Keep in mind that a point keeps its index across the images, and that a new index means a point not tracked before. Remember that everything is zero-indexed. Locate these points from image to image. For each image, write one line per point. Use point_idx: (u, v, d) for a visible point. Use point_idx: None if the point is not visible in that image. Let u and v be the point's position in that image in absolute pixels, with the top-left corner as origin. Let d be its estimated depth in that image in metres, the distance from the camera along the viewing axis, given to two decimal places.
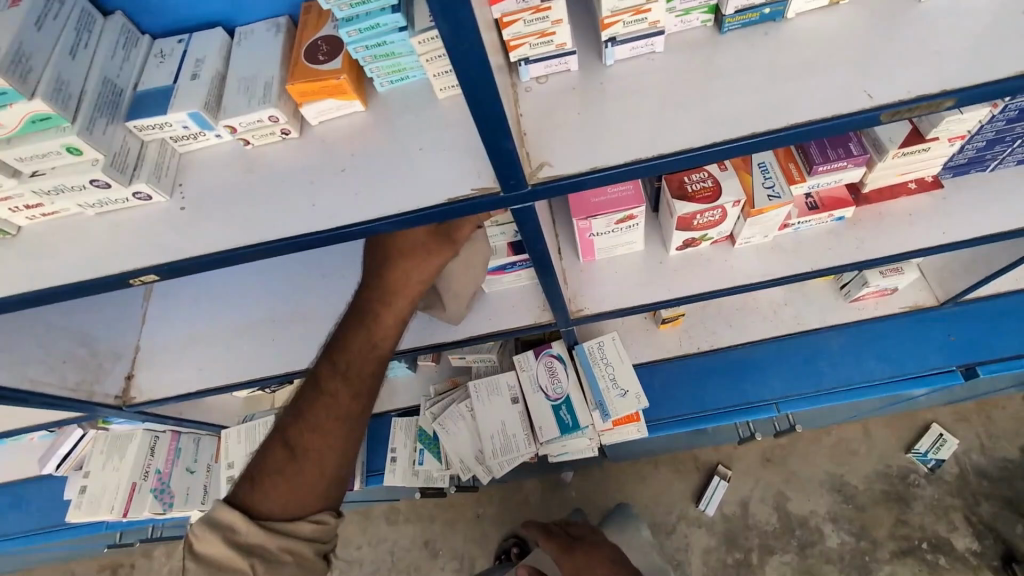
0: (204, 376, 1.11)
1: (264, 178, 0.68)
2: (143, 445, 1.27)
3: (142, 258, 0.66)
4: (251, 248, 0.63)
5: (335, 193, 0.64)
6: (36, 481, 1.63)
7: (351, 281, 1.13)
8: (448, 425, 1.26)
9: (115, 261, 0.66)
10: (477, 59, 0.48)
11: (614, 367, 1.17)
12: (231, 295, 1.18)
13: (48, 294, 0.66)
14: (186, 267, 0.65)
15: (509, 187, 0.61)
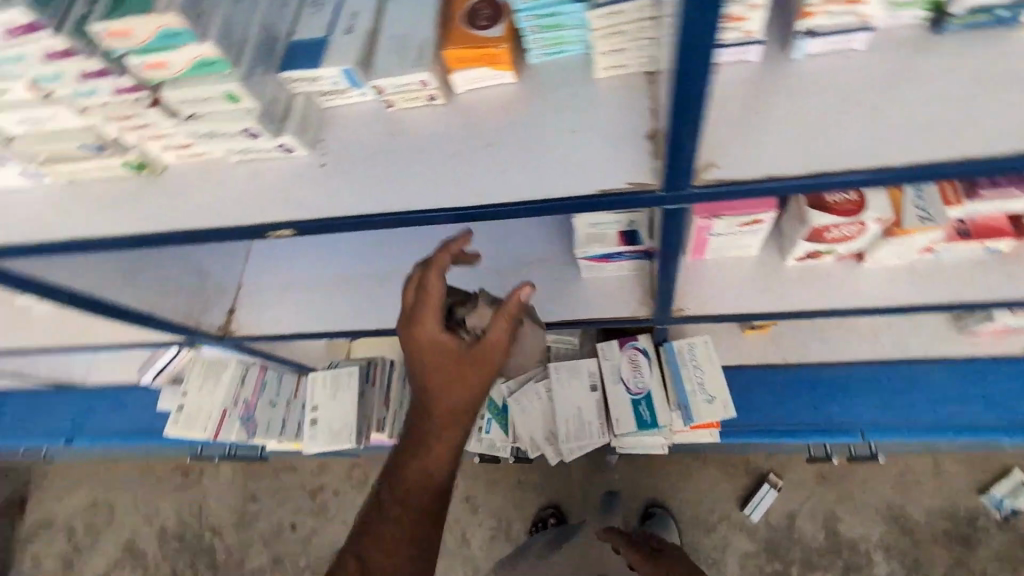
0: (305, 321, 1.15)
1: (408, 144, 0.65)
2: (238, 375, 1.33)
3: (274, 214, 0.66)
4: (386, 215, 0.62)
5: (485, 167, 0.61)
6: (134, 390, 1.83)
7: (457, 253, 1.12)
8: (523, 401, 1.25)
9: (252, 214, 0.67)
10: (700, 36, 0.41)
11: (703, 371, 1.14)
12: (334, 248, 1.20)
13: (181, 236, 0.68)
14: (323, 227, 0.65)
15: (671, 186, 0.56)
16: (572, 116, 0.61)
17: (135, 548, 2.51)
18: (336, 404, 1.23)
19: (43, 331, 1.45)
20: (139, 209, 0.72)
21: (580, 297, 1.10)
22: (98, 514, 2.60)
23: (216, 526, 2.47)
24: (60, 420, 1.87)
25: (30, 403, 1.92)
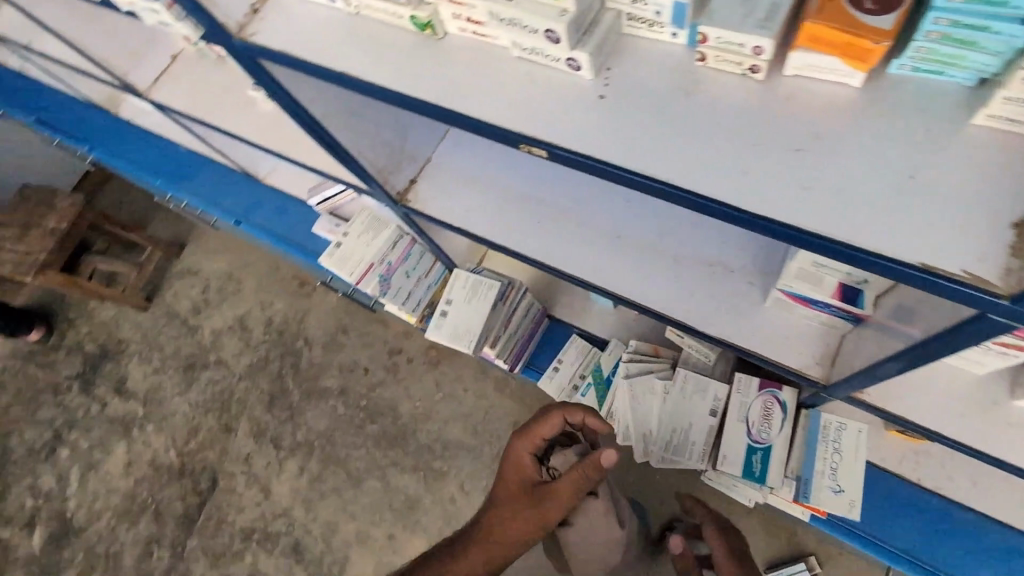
0: (471, 219, 1.38)
1: (647, 108, 0.90)
2: (393, 237, 1.46)
3: (541, 136, 0.92)
4: (679, 192, 0.86)
5: (692, 164, 0.87)
6: (299, 204, 2.07)
7: (622, 217, 1.36)
8: (636, 392, 1.51)
9: (527, 128, 0.93)
10: None
11: (840, 458, 1.40)
12: (514, 165, 1.41)
13: (462, 115, 0.95)
14: (597, 164, 0.89)
15: (953, 283, 0.74)
16: (764, 166, 0.84)
17: (246, 323, 3.43)
18: (469, 306, 1.37)
19: (256, 124, 1.65)
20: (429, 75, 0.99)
21: (724, 305, 1.27)
22: (228, 285, 3.56)
23: (309, 339, 3.27)
24: (236, 203, 2.13)
25: (220, 177, 2.20)
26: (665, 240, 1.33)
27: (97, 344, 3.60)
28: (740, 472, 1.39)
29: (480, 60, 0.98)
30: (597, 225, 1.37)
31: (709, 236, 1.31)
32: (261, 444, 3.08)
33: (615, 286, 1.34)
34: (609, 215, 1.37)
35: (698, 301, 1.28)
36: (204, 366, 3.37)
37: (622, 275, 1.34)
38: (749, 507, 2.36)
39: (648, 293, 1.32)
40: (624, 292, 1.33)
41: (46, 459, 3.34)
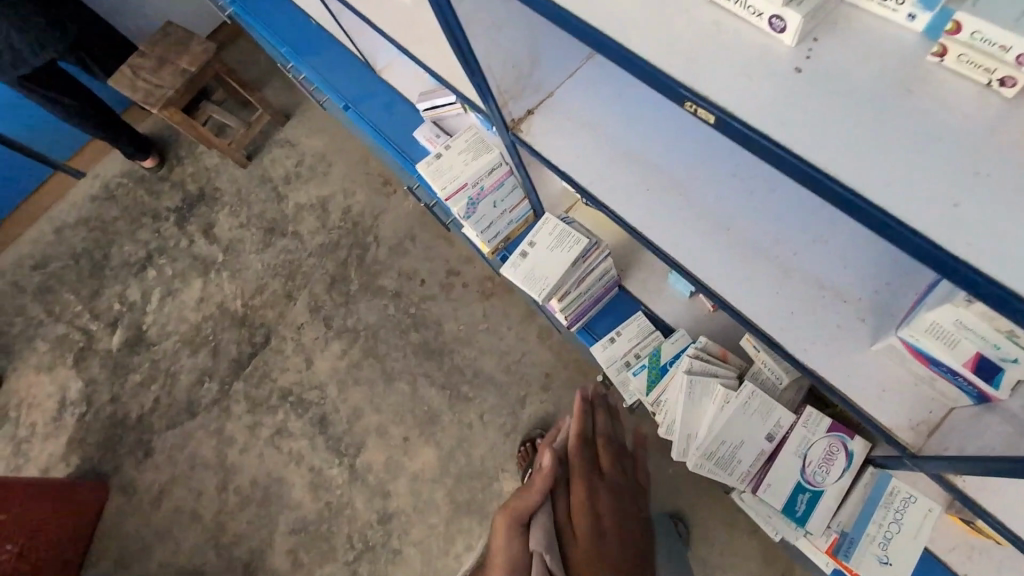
0: (578, 166, 1.31)
1: (829, 98, 0.87)
2: (493, 163, 1.40)
3: (708, 92, 0.90)
4: (867, 204, 0.80)
5: (862, 170, 0.82)
6: (406, 105, 2.03)
7: (739, 205, 1.25)
8: (695, 393, 1.44)
9: (698, 81, 0.91)
10: None
11: (897, 531, 1.41)
12: (638, 121, 1.32)
13: (636, 53, 0.94)
14: (766, 140, 0.86)
15: None
16: (942, 192, 0.79)
17: (327, 205, 3.56)
18: (552, 254, 1.33)
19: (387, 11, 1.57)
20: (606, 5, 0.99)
21: (821, 334, 1.17)
22: (320, 165, 3.69)
23: (380, 237, 3.37)
24: (349, 88, 2.12)
25: (342, 59, 2.20)
26: (777, 242, 1.22)
27: (197, 186, 3.89)
28: (782, 507, 1.46)
29: (671, 4, 0.97)
30: (708, 207, 1.26)
31: (826, 253, 1.19)
32: (314, 318, 3.28)
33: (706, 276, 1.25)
34: (723, 198, 1.26)
35: (793, 322, 1.19)
36: (282, 234, 3.57)
37: (721, 268, 1.24)
38: (753, 528, 2.31)
39: (739, 294, 1.23)
40: (715, 286, 1.24)
41: (137, 274, 3.73)
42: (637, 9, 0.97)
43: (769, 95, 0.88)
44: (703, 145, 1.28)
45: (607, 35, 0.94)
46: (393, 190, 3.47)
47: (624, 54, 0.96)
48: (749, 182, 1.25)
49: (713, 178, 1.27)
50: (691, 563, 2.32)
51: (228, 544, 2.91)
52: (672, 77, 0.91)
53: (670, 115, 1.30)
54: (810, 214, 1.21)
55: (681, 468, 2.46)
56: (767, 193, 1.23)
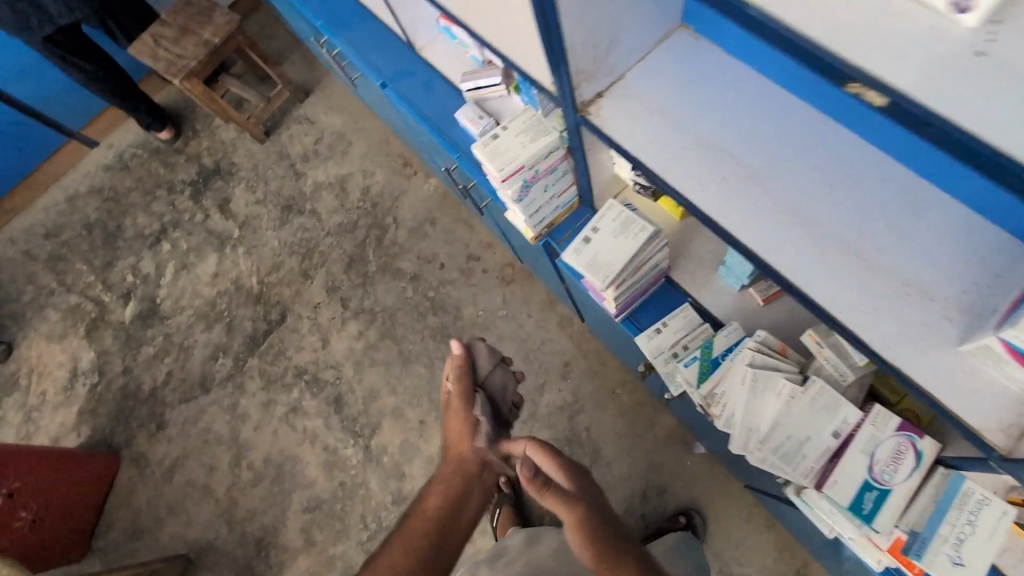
0: (648, 154, 1.13)
1: (1004, 81, 0.83)
2: (551, 148, 1.37)
3: (871, 68, 0.86)
4: None
5: None
6: (445, 85, 1.99)
7: (818, 193, 1.06)
8: (756, 385, 1.19)
9: (859, 56, 0.87)
10: None
11: (973, 531, 1.22)
12: (699, 94, 1.13)
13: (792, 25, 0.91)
14: (936, 119, 0.82)
15: None
16: None
17: (346, 184, 3.52)
18: (616, 240, 1.32)
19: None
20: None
21: (926, 348, 0.97)
22: (339, 144, 3.63)
23: (399, 219, 3.33)
24: (387, 66, 2.08)
25: (381, 35, 2.16)
26: (883, 246, 1.02)
27: (213, 160, 3.83)
28: (848, 503, 1.33)
29: None
30: (800, 203, 1.06)
31: (923, 247, 1.01)
32: (331, 298, 3.26)
33: (807, 285, 1.04)
34: (799, 185, 1.06)
35: (891, 336, 0.98)
36: (299, 212, 3.53)
37: (804, 268, 1.04)
38: (770, 524, 2.31)
39: (844, 306, 1.01)
40: (817, 296, 1.03)
41: (150, 247, 3.69)
42: None
43: (880, 53, 0.87)
44: (787, 129, 1.08)
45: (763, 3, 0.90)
46: (413, 172, 3.43)
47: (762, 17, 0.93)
48: (846, 172, 1.05)
49: (786, 161, 1.07)
50: (707, 555, 2.32)
51: (240, 520, 2.91)
52: (830, 53, 0.88)
53: (747, 94, 1.10)
54: (901, 203, 1.03)
55: (699, 462, 2.46)
56: (849, 179, 1.05)
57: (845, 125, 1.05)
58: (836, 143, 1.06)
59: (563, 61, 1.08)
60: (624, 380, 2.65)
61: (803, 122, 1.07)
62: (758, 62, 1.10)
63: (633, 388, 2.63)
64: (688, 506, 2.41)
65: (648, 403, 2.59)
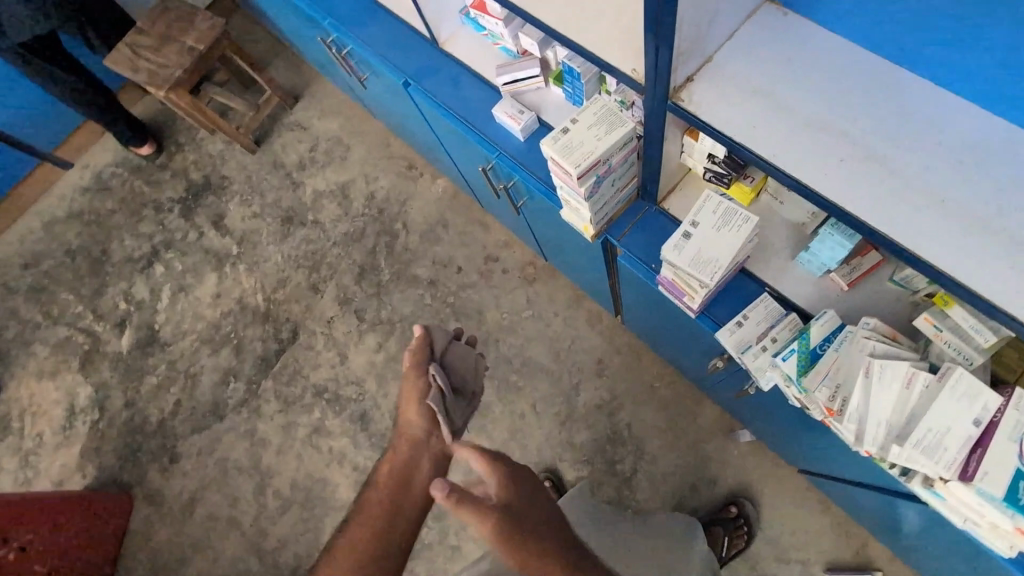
0: (752, 137, 1.06)
1: None
2: (624, 140, 1.29)
3: None
4: None
5: None
6: (473, 80, 1.89)
7: (959, 168, 0.96)
8: (880, 373, 1.04)
9: None
10: None
11: None
12: (808, 76, 1.06)
13: None
14: None
15: None
16: None
17: (348, 191, 3.37)
18: (715, 236, 1.21)
19: None
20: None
21: None
22: (336, 150, 3.49)
23: (408, 223, 3.21)
24: (408, 64, 1.97)
25: (397, 31, 2.05)
26: None
27: (201, 174, 3.63)
28: (1004, 498, 0.94)
29: None
30: (931, 180, 0.97)
31: None
32: (345, 311, 3.13)
33: (945, 264, 0.94)
34: (934, 161, 0.98)
35: None
36: (301, 223, 3.37)
37: (952, 247, 0.94)
38: (824, 506, 2.29)
39: (994, 287, 0.91)
40: (959, 277, 0.93)
41: (142, 270, 3.48)
42: None
43: None
44: (910, 107, 1.01)
45: None
46: (419, 174, 3.31)
47: None
48: (981, 148, 0.96)
49: (915, 137, 1.00)
50: (764, 544, 2.30)
51: (271, 550, 2.78)
52: None
53: (863, 74, 1.04)
54: None
55: (745, 450, 2.43)
56: (993, 150, 0.95)
57: (975, 101, 0.98)
58: (965, 118, 0.98)
59: (665, 42, 1.00)
60: (661, 373, 2.60)
61: (929, 100, 1.00)
62: (875, 40, 1.03)
63: (670, 380, 2.58)
64: (739, 496, 2.37)
65: (688, 394, 2.55)
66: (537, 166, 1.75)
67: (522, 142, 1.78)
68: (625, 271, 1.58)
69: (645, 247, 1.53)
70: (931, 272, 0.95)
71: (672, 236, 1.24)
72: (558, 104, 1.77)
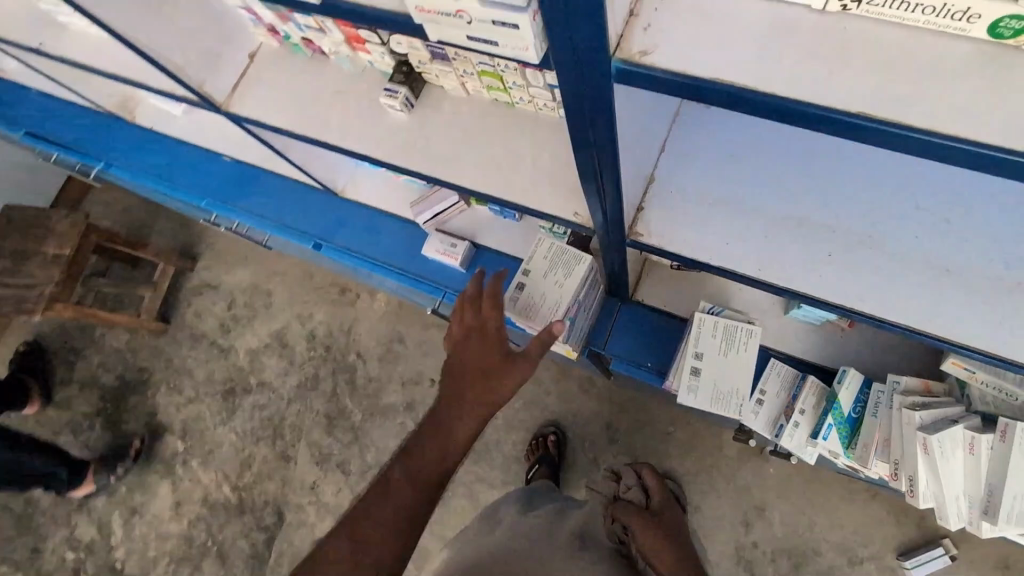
0: (733, 257, 0.93)
1: None
2: (584, 276, 1.20)
3: None
4: None
5: None
6: (389, 219, 1.72)
7: (954, 227, 0.88)
8: (944, 448, 0.98)
9: None
10: None
11: None
12: (764, 168, 0.94)
13: (930, 147, 0.46)
14: None
15: None
16: None
17: (285, 339, 3.08)
18: (725, 358, 1.14)
19: (384, 140, 1.17)
20: (856, 36, 0.50)
21: None
22: (256, 299, 3.17)
23: (362, 351, 2.97)
24: (313, 225, 1.80)
25: (286, 191, 1.86)
26: None
27: (114, 375, 3.21)
28: None
29: (851, 49, 0.49)
30: (930, 249, 0.88)
31: None
32: (327, 470, 2.84)
33: (989, 342, 0.84)
34: (925, 225, 0.89)
35: None
36: (246, 390, 3.05)
37: (983, 318, 0.85)
38: (874, 493, 2.25)
39: None
40: (1006, 353, 0.84)
41: (79, 507, 3.01)
42: (832, 74, 0.48)
43: None
44: (882, 175, 0.91)
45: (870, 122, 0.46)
46: (354, 296, 3.05)
47: (897, 131, 0.47)
48: (963, 204, 0.88)
49: (895, 205, 0.90)
50: (831, 555, 2.23)
51: None
52: None
53: (816, 149, 0.93)
54: None
55: (780, 466, 2.34)
56: (975, 197, 0.88)
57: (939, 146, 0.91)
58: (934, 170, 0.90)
59: (613, 198, 0.86)
60: (673, 418, 2.47)
61: (894, 158, 0.91)
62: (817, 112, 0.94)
63: (684, 422, 2.45)
64: (791, 515, 2.29)
65: (708, 428, 2.43)
66: None
67: (465, 274, 1.63)
68: (623, 373, 1.48)
69: (634, 348, 1.42)
70: (974, 352, 0.86)
71: (683, 371, 1.16)
72: (489, 221, 1.62)
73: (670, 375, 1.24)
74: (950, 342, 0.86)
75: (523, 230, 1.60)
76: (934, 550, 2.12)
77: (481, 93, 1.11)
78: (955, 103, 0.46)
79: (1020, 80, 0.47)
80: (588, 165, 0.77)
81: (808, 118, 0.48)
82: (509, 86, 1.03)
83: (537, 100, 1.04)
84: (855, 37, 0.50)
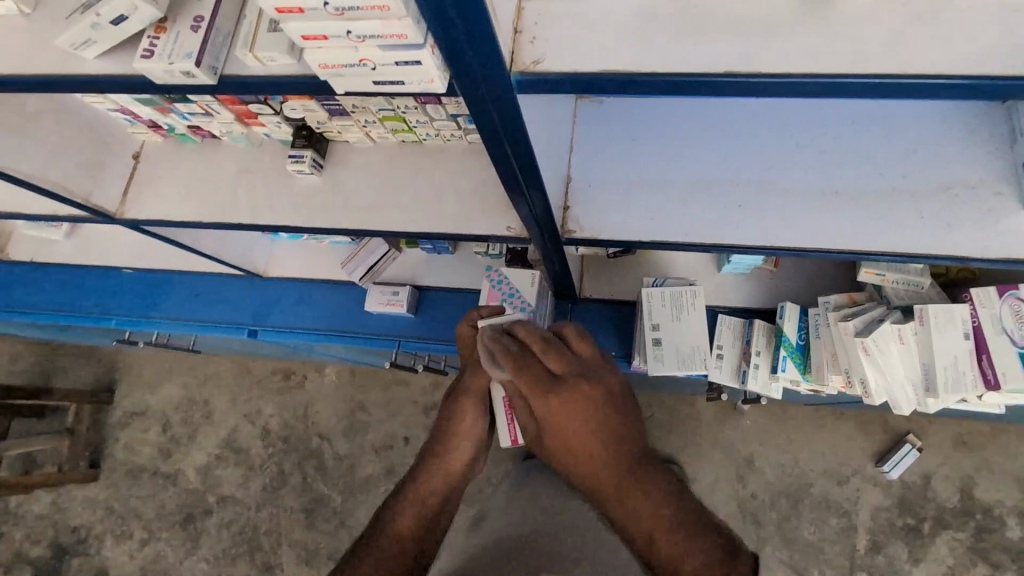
0: (661, 229, 0.99)
1: None
2: None
3: (916, 54, 0.52)
4: None
5: None
6: (323, 285, 1.68)
7: (835, 157, 0.99)
8: (877, 345, 1.09)
9: (896, 50, 0.53)
10: None
11: None
12: (661, 147, 1.02)
13: (791, 87, 0.53)
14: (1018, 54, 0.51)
15: None
16: None
17: (236, 444, 2.85)
18: (680, 323, 1.22)
19: (300, 206, 1.15)
20: (705, 8, 0.57)
21: None
22: (194, 411, 2.93)
23: (325, 432, 2.81)
24: (242, 312, 1.72)
25: (204, 287, 1.76)
26: (918, 168, 0.97)
27: (46, 544, 2.82)
28: None
29: (705, 19, 0.56)
30: (823, 181, 0.98)
31: (944, 141, 0.98)
32: (319, 567, 2.64)
33: (895, 244, 0.94)
34: (809, 162, 0.99)
35: (1010, 227, 0.91)
36: (206, 512, 2.79)
37: (883, 226, 0.95)
38: (838, 415, 2.42)
39: (941, 241, 0.93)
40: (911, 248, 0.94)
41: None
42: (696, 43, 0.55)
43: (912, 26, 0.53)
44: (762, 129, 1.02)
45: (736, 80, 0.53)
46: (301, 377, 2.89)
47: (760, 79, 0.54)
48: (833, 136, 1.00)
49: (780, 153, 1.00)
50: (818, 482, 2.37)
51: None
52: (889, 59, 0.52)
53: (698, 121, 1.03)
54: (891, 120, 1.00)
55: (753, 415, 2.47)
56: (842, 130, 1.00)
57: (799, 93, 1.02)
58: (802, 114, 1.02)
59: (538, 200, 0.88)
60: (649, 402, 2.53)
61: (765, 114, 1.02)
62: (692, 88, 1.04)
63: (658, 402, 2.51)
64: (776, 457, 2.42)
65: (683, 402, 2.51)
66: (443, 331, 1.60)
67: (414, 318, 1.62)
68: None
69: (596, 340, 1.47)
70: (886, 257, 0.95)
71: (648, 347, 1.23)
72: (424, 262, 1.64)
73: (637, 355, 1.31)
74: (861, 254, 0.96)
75: (458, 260, 1.62)
76: (902, 448, 2.31)
77: (386, 138, 1.14)
78: (802, 46, 0.54)
79: (846, 15, 0.55)
80: (511, 178, 0.80)
81: (688, 87, 0.55)
82: (413, 125, 1.07)
83: (443, 132, 1.09)
84: (707, 10, 0.56)
